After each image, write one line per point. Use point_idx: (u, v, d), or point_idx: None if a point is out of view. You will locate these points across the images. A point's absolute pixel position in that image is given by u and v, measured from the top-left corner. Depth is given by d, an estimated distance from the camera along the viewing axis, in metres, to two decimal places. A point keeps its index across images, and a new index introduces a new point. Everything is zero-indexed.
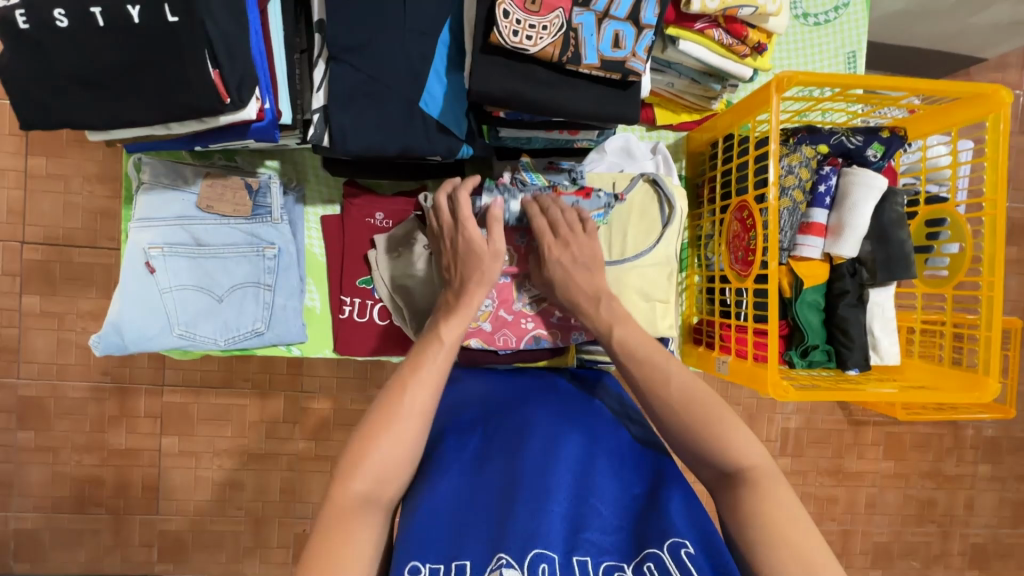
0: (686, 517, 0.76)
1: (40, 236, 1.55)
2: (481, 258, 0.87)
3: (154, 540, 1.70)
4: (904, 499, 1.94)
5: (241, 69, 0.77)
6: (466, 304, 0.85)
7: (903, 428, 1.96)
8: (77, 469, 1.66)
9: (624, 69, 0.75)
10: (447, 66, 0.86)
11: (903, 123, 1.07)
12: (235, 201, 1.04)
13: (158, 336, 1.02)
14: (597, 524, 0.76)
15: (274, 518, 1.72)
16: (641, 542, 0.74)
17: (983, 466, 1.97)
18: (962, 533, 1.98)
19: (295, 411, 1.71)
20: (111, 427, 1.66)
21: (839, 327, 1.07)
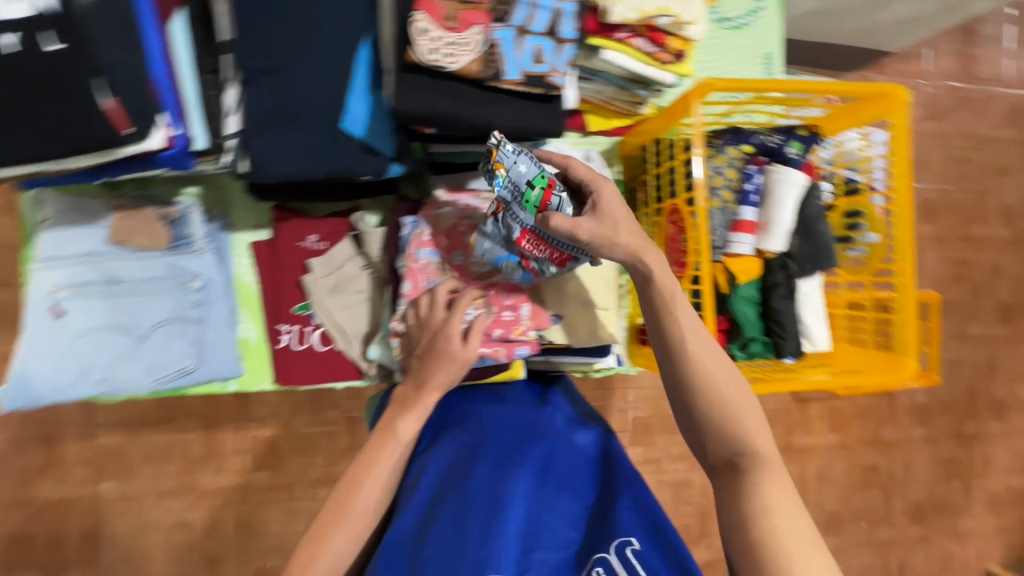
0: (636, 516, 0.79)
1: None
2: (444, 369, 0.86)
3: None
4: (850, 468, 2.06)
5: (142, 98, 0.73)
6: (423, 403, 0.86)
7: (844, 401, 2.08)
8: (7, 526, 1.55)
9: (545, 84, 0.76)
10: (368, 85, 0.83)
11: (819, 121, 1.13)
12: (152, 233, 0.97)
13: (74, 384, 0.94)
14: (549, 541, 0.77)
15: (230, 556, 1.63)
16: (593, 548, 0.77)
17: (917, 429, 2.11)
18: (903, 493, 2.12)
19: (246, 441, 1.63)
20: (39, 478, 1.55)
21: (773, 319, 1.12)
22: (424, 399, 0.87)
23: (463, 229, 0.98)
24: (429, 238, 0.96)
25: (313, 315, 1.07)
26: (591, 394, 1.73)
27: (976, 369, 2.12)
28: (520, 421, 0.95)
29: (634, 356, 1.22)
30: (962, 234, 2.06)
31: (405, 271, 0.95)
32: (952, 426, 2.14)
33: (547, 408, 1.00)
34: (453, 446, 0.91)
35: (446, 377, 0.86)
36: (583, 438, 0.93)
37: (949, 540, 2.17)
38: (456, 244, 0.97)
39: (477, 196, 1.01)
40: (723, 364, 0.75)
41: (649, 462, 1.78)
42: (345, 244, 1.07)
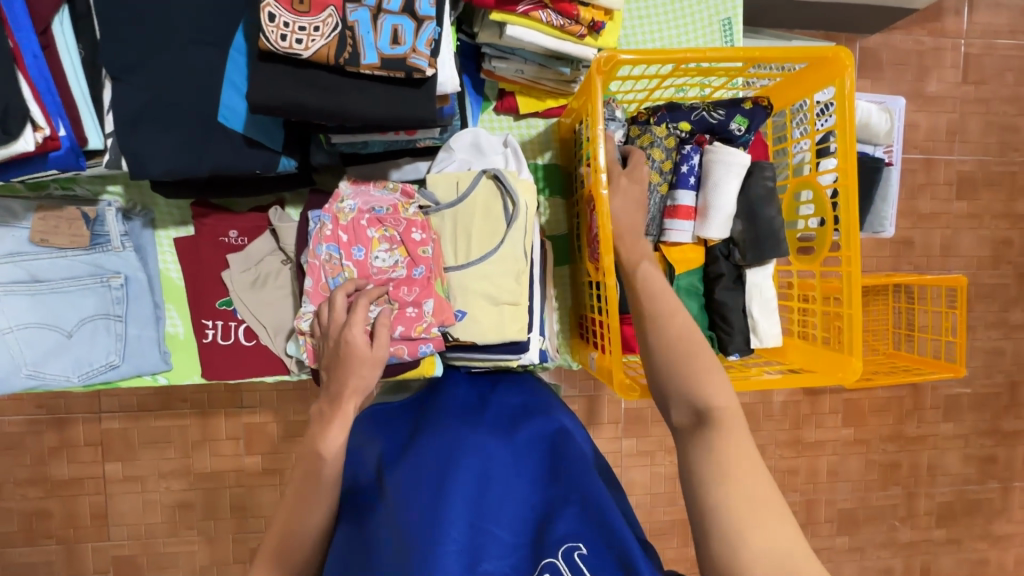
0: (581, 518, 0.73)
1: None
2: (358, 372, 0.84)
3: (108, 566, 1.69)
4: (867, 465, 1.91)
5: (1, 98, 0.73)
6: (343, 411, 0.83)
7: (862, 394, 1.92)
8: (24, 503, 1.66)
9: (405, 67, 0.70)
10: (244, 78, 0.80)
11: (768, 93, 1.02)
12: (72, 232, 0.99)
13: (7, 377, 0.98)
14: (494, 551, 0.70)
15: (226, 535, 1.70)
16: (540, 550, 0.71)
17: (946, 425, 1.93)
18: (928, 493, 1.95)
19: (237, 427, 1.67)
20: (52, 458, 1.64)
21: (716, 312, 1.04)
22: (343, 408, 0.83)
23: (365, 222, 0.92)
24: (331, 232, 0.92)
25: (236, 310, 1.07)
26: (578, 385, 1.64)
27: (1017, 360, 1.91)
28: (459, 424, 0.88)
29: (574, 349, 1.17)
30: (1005, 212, 1.83)
31: (308, 268, 0.93)
32: (987, 421, 1.94)
33: (488, 412, 0.93)
34: (390, 464, 0.83)
35: (359, 380, 0.84)
36: (526, 434, 0.87)
37: (982, 544, 1.99)
38: (359, 238, 0.92)
39: (384, 187, 0.97)
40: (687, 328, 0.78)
41: (642, 455, 1.69)
42: (265, 238, 1.06)
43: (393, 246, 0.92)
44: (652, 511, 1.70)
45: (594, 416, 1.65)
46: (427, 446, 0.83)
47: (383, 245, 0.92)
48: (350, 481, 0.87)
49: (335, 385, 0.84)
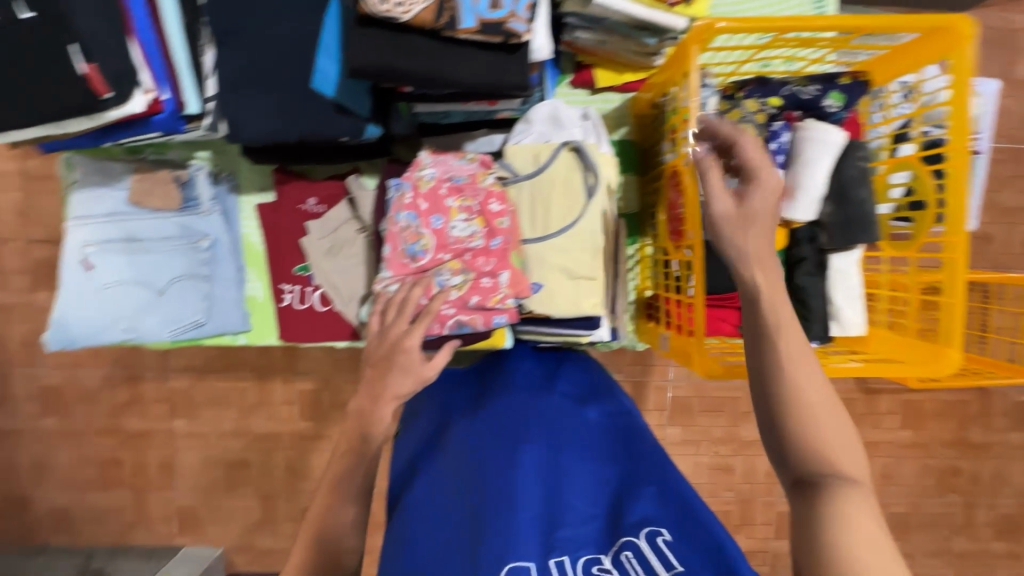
0: (661, 497, 0.66)
1: (47, 238, 1.63)
2: (399, 380, 0.79)
3: (173, 514, 1.80)
4: (923, 470, 1.82)
5: (117, 62, 0.75)
6: (383, 412, 0.76)
7: (923, 395, 1.83)
8: (100, 451, 1.78)
9: (503, 32, 0.69)
10: (337, 43, 0.79)
11: (866, 68, 0.96)
12: (165, 196, 1.04)
13: (103, 330, 1.05)
14: (571, 519, 0.66)
15: (280, 494, 1.78)
16: (619, 528, 0.64)
17: (1014, 434, 1.82)
18: (990, 504, 1.84)
19: (292, 393, 1.74)
20: (125, 412, 1.75)
21: (797, 298, 1.00)
22: (381, 412, 0.76)
23: (444, 192, 0.93)
24: (410, 201, 0.93)
25: (312, 276, 1.10)
26: (626, 369, 1.62)
27: None
28: (525, 406, 0.89)
29: (641, 330, 1.16)
30: None
31: (386, 235, 0.94)
32: None
33: (554, 394, 0.93)
34: (458, 440, 0.85)
35: (401, 391, 0.78)
36: (591, 421, 0.87)
37: None
38: (437, 209, 0.92)
39: (463, 157, 0.96)
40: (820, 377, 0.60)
41: (686, 444, 1.66)
42: (342, 207, 1.08)
43: (472, 216, 0.92)
44: None
45: (639, 403, 1.64)
46: (494, 426, 0.85)
47: (461, 215, 0.92)
48: (418, 458, 0.89)
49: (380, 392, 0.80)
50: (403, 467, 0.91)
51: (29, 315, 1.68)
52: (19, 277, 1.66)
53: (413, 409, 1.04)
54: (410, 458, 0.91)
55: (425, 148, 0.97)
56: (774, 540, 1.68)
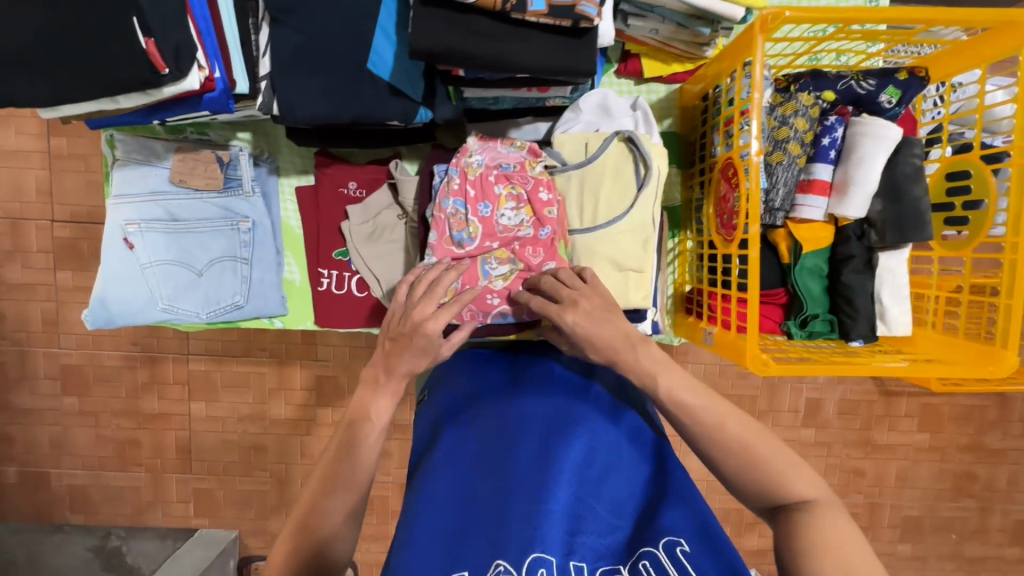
0: (684, 515, 0.70)
1: (67, 215, 1.58)
2: (411, 358, 0.82)
3: (189, 496, 1.77)
4: (938, 474, 1.79)
5: (176, 37, 0.74)
6: (397, 386, 0.82)
7: (941, 399, 1.79)
8: (117, 431, 1.74)
9: (574, 14, 0.68)
10: (395, 24, 0.79)
11: (925, 63, 0.94)
12: (207, 174, 1.03)
13: (143, 310, 1.04)
14: (594, 527, 0.69)
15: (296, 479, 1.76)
16: (638, 540, 0.68)
17: None
18: (1004, 509, 1.81)
19: (311, 379, 1.71)
20: (145, 393, 1.71)
21: (842, 295, 0.99)
22: (389, 389, 0.82)
23: (492, 179, 0.92)
24: (458, 187, 0.92)
25: (351, 262, 1.10)
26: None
27: None
28: (564, 395, 0.87)
29: (678, 324, 1.14)
30: None
31: (432, 222, 0.94)
32: None
33: (595, 388, 0.91)
34: (491, 413, 0.84)
35: (413, 367, 0.83)
36: (631, 422, 0.84)
37: None
38: (486, 195, 0.91)
39: (511, 145, 0.95)
40: (739, 422, 0.72)
41: None
42: (383, 192, 1.08)
43: (520, 205, 0.91)
44: (708, 497, 1.67)
45: None
46: (531, 409, 0.84)
47: (510, 203, 0.92)
48: (444, 411, 0.89)
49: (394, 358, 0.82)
50: (425, 417, 0.91)
51: (46, 292, 1.63)
52: (38, 256, 1.60)
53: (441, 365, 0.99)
54: (433, 395, 0.93)
55: (473, 133, 0.96)
56: None
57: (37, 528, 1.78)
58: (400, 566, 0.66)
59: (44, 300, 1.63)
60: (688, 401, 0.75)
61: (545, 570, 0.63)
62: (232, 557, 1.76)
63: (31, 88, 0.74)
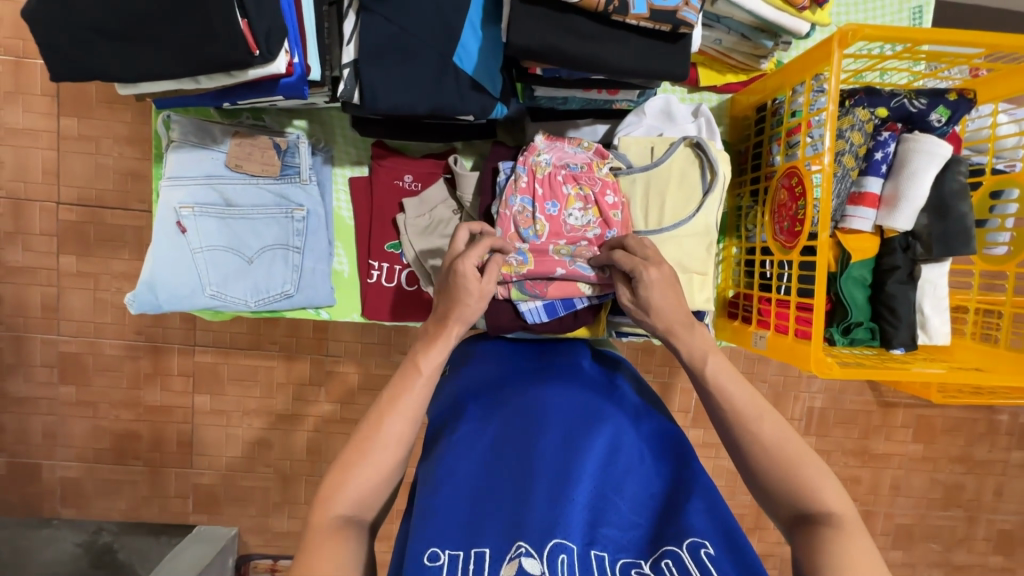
0: (709, 515, 0.67)
1: (75, 197, 1.49)
2: (463, 303, 0.81)
3: (188, 492, 1.67)
4: (931, 484, 1.82)
5: (269, 19, 0.73)
6: (448, 333, 0.80)
7: (934, 411, 1.83)
8: (116, 423, 1.63)
9: (675, 20, 0.71)
10: (482, 19, 0.81)
11: (972, 86, 0.99)
12: (264, 160, 1.02)
13: (190, 295, 1.02)
14: (615, 519, 0.68)
15: (301, 476, 1.67)
16: (660, 538, 0.66)
17: (1017, 453, 1.83)
18: (988, 519, 1.85)
19: (321, 375, 1.63)
20: (147, 384, 1.61)
21: (885, 304, 1.02)
22: (448, 330, 0.81)
23: (561, 178, 0.94)
24: (526, 185, 0.94)
25: (402, 254, 1.09)
26: (654, 369, 1.60)
27: None
28: (587, 392, 0.87)
29: (721, 329, 1.16)
30: None
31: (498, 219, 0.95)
32: None
33: (617, 389, 0.90)
34: (512, 403, 0.83)
35: (465, 312, 0.81)
36: (654, 424, 0.84)
37: None
38: (555, 194, 0.93)
39: (578, 145, 0.97)
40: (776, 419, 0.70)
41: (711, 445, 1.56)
42: (439, 186, 1.08)
43: (587, 206, 0.93)
44: None
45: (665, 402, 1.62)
46: (554, 400, 0.84)
47: (578, 203, 0.93)
48: (465, 395, 0.88)
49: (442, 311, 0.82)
50: (445, 397, 0.90)
51: (46, 276, 1.53)
52: (40, 238, 1.51)
53: (472, 350, 0.99)
54: (458, 377, 0.93)
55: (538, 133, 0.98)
56: (784, 544, 1.70)
57: (23, 523, 1.65)
58: (420, 536, 0.65)
59: (45, 284, 1.53)
60: (726, 388, 0.74)
61: (565, 557, 0.61)
62: (232, 555, 1.64)
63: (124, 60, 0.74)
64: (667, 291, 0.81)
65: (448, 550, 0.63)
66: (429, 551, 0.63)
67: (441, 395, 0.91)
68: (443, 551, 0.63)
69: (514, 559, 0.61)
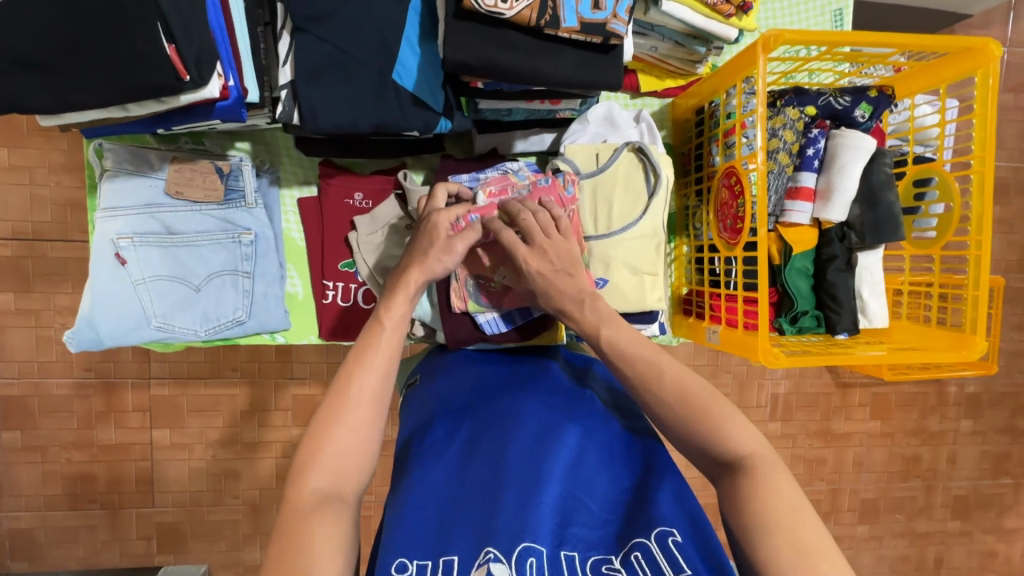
0: (676, 506, 0.68)
1: (8, 231, 1.41)
2: (433, 249, 0.82)
3: (151, 531, 1.59)
4: (890, 457, 1.91)
5: (198, 44, 0.72)
6: (407, 287, 0.79)
7: (888, 388, 1.92)
8: (68, 466, 1.54)
9: (605, 32, 0.73)
10: (419, 35, 0.82)
11: (890, 82, 1.06)
12: (206, 185, 1.00)
13: (134, 329, 0.99)
14: (585, 519, 0.67)
15: (272, 505, 1.62)
16: (630, 531, 0.66)
17: (965, 422, 1.93)
18: (945, 486, 1.95)
19: (287, 399, 1.58)
20: (100, 422, 1.53)
21: (827, 293, 1.07)
22: (407, 279, 0.80)
23: None
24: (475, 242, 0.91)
25: (357, 273, 1.08)
26: None
27: None
28: (556, 396, 0.88)
29: (677, 326, 1.20)
30: None
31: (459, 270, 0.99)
32: (1004, 420, 1.95)
33: (585, 392, 0.91)
34: (481, 413, 0.84)
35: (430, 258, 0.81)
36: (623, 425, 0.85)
37: (992, 537, 2.00)
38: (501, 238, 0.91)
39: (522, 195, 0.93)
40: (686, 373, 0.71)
41: None
42: (389, 203, 1.06)
43: None
44: None
45: None
46: (525, 405, 0.84)
47: None
48: (434, 405, 0.88)
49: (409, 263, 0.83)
50: (414, 409, 0.90)
51: None
52: None
53: (439, 363, 0.99)
54: (430, 388, 0.93)
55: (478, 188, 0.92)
56: None
57: None
58: (390, 548, 0.65)
59: None
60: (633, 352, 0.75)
61: (535, 560, 0.60)
62: None
63: (50, 92, 0.71)
64: (553, 283, 0.81)
65: (417, 559, 0.63)
66: (398, 562, 0.62)
67: (413, 405, 0.91)
68: (412, 561, 0.63)
69: (483, 566, 0.60)
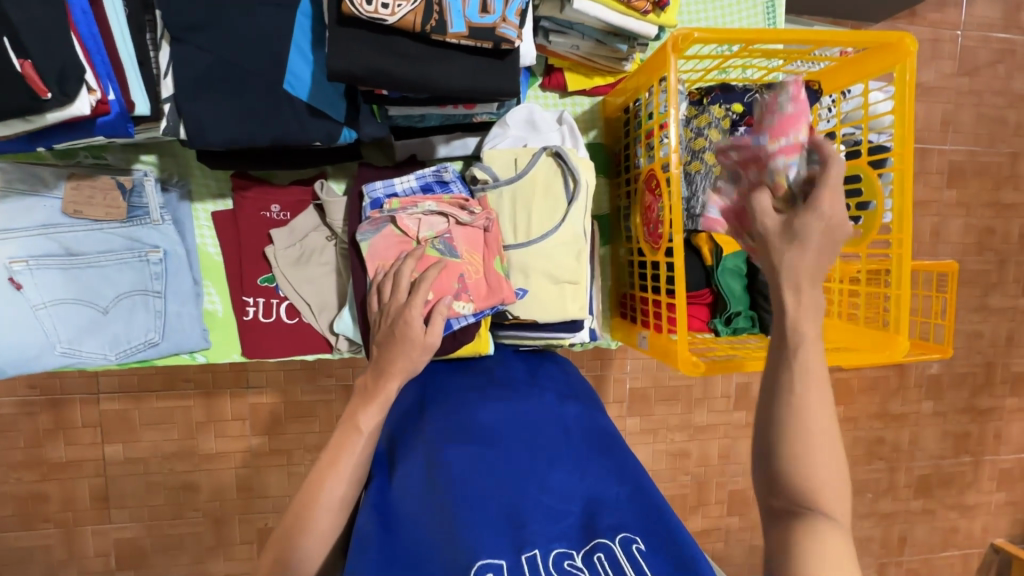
0: (628, 499, 0.66)
1: None
2: (405, 355, 0.77)
3: (110, 549, 1.53)
4: (853, 441, 1.90)
5: (59, 58, 0.67)
6: (385, 392, 0.75)
7: (851, 373, 1.90)
8: (19, 486, 1.49)
9: (495, 37, 0.69)
10: (311, 43, 0.77)
11: (817, 77, 1.06)
12: (107, 202, 0.95)
13: (38, 355, 0.94)
14: (543, 517, 0.64)
15: (233, 516, 1.55)
16: (589, 529, 0.62)
17: (925, 403, 1.92)
18: (908, 466, 1.94)
19: (243, 409, 1.52)
20: (49, 440, 1.47)
21: (760, 293, 1.05)
22: (387, 387, 0.75)
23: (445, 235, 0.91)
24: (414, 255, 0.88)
25: (279, 288, 1.04)
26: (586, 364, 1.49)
27: (996, 343, 1.88)
28: (509, 398, 0.84)
29: (615, 329, 1.18)
30: (991, 200, 1.77)
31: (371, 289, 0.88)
32: (965, 400, 1.93)
33: (535, 389, 0.88)
34: (436, 418, 0.80)
35: (408, 364, 0.77)
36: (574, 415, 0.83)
37: (953, 513, 1.99)
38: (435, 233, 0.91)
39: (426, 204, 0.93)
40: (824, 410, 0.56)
41: (646, 433, 1.56)
42: (309, 214, 1.03)
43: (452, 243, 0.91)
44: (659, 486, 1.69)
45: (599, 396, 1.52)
46: (479, 412, 0.80)
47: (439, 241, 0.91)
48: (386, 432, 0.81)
49: (381, 364, 0.77)
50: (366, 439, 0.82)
51: None
52: None
53: None
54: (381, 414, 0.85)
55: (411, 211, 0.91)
56: (727, 517, 1.61)
57: None
58: None
59: None
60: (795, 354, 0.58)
61: None
62: None
63: None
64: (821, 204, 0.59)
65: None
66: None
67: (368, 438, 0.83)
68: None
69: None
